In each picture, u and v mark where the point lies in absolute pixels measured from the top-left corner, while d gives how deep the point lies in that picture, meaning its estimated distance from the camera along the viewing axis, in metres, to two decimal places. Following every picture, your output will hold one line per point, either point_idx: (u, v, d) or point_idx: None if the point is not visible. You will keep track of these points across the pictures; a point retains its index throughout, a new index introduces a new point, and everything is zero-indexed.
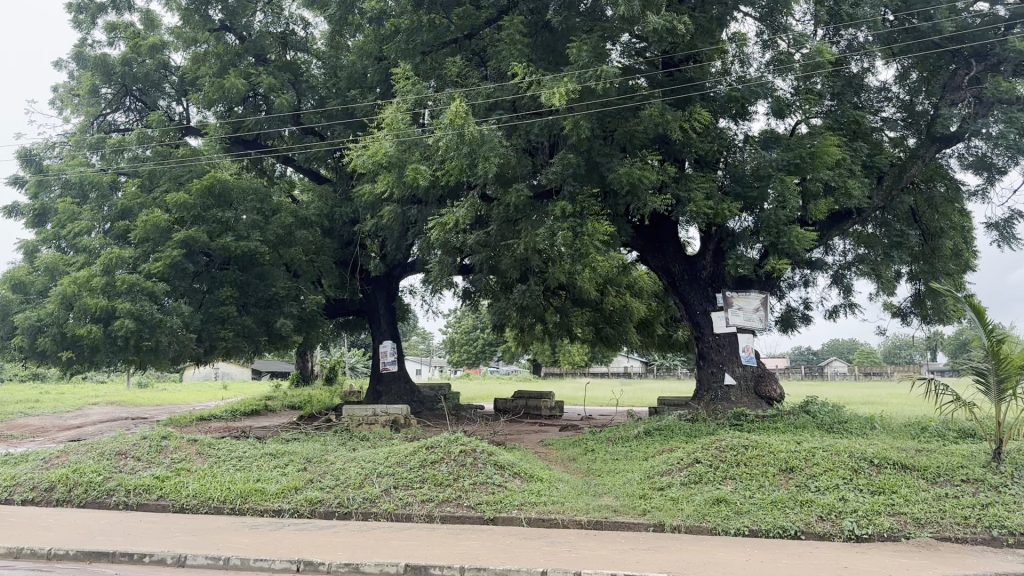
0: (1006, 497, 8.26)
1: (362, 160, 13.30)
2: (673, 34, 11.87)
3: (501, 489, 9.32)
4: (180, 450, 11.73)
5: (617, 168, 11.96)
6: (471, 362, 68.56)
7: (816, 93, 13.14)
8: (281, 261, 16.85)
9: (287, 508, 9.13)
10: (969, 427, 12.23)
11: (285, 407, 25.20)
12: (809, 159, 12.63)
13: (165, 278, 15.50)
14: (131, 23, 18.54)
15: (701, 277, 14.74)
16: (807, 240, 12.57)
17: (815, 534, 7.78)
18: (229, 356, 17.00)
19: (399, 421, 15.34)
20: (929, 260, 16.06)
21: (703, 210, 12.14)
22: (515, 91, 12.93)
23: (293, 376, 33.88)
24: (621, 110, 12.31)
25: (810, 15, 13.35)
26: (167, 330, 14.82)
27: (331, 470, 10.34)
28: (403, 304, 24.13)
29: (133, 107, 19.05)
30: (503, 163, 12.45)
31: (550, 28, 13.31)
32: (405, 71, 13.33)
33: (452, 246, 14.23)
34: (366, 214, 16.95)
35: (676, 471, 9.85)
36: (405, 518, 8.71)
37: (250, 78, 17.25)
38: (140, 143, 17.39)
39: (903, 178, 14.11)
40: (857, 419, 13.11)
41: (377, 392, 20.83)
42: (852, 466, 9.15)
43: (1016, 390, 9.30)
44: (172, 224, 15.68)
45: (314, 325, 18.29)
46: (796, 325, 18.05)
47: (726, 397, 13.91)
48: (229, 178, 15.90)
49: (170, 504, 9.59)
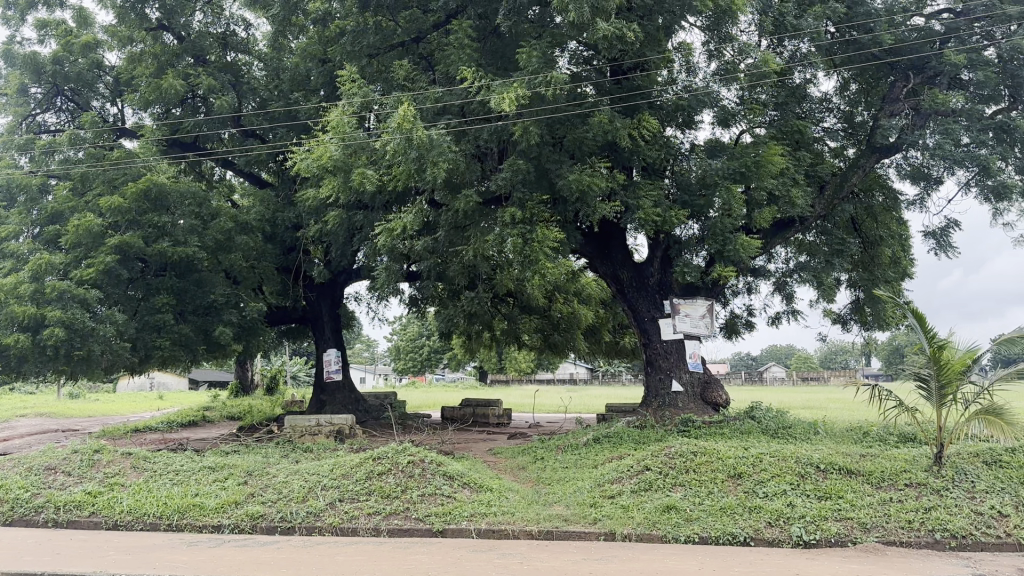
0: (948, 500, 8.43)
1: (307, 164, 12.99)
2: (621, 41, 11.87)
3: (449, 500, 9.14)
4: (114, 463, 11.25)
5: (566, 174, 11.90)
6: (417, 370, 67.97)
7: (760, 104, 13.27)
8: (220, 267, 16.36)
9: (227, 523, 8.78)
10: (909, 432, 12.49)
11: (224, 418, 24.49)
12: (754, 168, 12.68)
13: (97, 285, 14.90)
14: (63, 20, 17.85)
15: (649, 284, 14.81)
16: (753, 248, 12.67)
17: (765, 540, 7.80)
18: (166, 365, 16.41)
19: (344, 431, 15.00)
20: (868, 267, 16.37)
21: (651, 218, 12.15)
22: (464, 96, 12.78)
23: (230, 385, 32.97)
24: (571, 116, 12.38)
25: (755, 25, 13.43)
26: (100, 339, 14.24)
27: (273, 483, 10.02)
28: (348, 312, 23.69)
29: (64, 107, 18.34)
30: (452, 169, 12.29)
31: (499, 33, 13.29)
32: (352, 74, 13.08)
33: (398, 253, 14.00)
34: (309, 219, 16.58)
35: (626, 478, 9.80)
36: (351, 532, 8.46)
37: (189, 78, 16.75)
38: (72, 145, 16.72)
39: (843, 187, 14.37)
40: (801, 424, 13.27)
41: (321, 402, 20.30)
42: (799, 471, 9.23)
43: (956, 395, 9.51)
44: (106, 229, 15.10)
45: (255, 333, 17.80)
46: (740, 331, 18.25)
47: (673, 403, 13.94)
48: (166, 181, 15.39)
49: (102, 521, 9.15)
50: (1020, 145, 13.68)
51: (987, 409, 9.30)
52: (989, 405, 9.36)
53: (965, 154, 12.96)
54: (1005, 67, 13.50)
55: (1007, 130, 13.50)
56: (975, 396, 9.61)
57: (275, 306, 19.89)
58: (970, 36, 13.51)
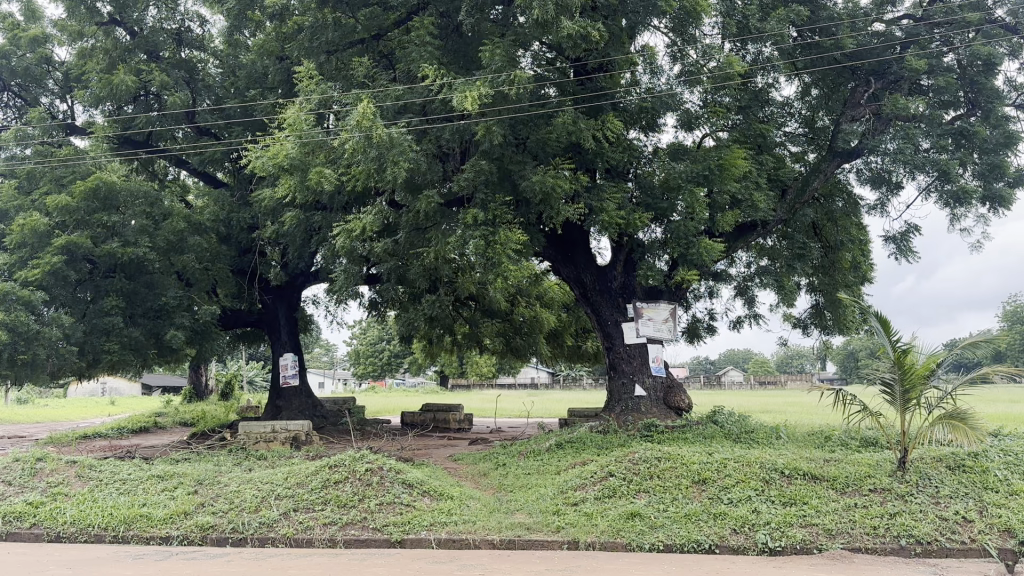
0: (913, 506, 8.38)
1: (263, 162, 12.64)
2: (586, 40, 11.77)
3: (408, 509, 8.86)
4: (58, 472, 10.75)
5: (530, 176, 11.75)
6: (376, 374, 67.26)
7: (723, 107, 13.22)
8: (172, 269, 15.86)
9: (176, 534, 8.40)
10: (871, 437, 12.54)
11: (177, 424, 23.84)
12: (717, 171, 12.63)
13: (42, 286, 14.33)
14: (11, 13, 17.19)
15: (612, 288, 14.69)
16: (716, 252, 12.66)
17: (729, 548, 7.67)
18: (115, 370, 15.84)
19: (300, 437, 14.64)
20: (828, 272, 16.46)
21: (614, 220, 12.02)
22: (426, 94, 12.53)
23: (183, 391, 32.28)
24: (534, 117, 12.19)
25: (719, 27, 13.40)
26: (45, 342, 13.72)
27: (224, 492, 9.63)
28: (306, 315, 23.23)
29: (11, 103, 17.68)
30: (412, 169, 12.02)
31: (461, 32, 13.08)
32: (310, 70, 12.77)
33: (358, 255, 13.69)
34: (266, 219, 16.16)
35: (590, 485, 9.60)
36: (305, 543, 8.14)
37: (141, 75, 16.13)
38: (19, 142, 16.12)
39: (805, 192, 14.35)
40: (764, 429, 13.23)
41: (277, 408, 19.81)
42: (763, 477, 9.12)
43: (919, 399, 9.51)
44: (52, 228, 14.63)
45: (209, 336, 17.31)
46: (702, 336, 18.18)
47: (636, 407, 13.81)
48: (116, 179, 14.85)
49: (44, 533, 8.68)
50: (978, 150, 13.92)
51: (950, 414, 9.30)
52: (953, 410, 9.34)
53: (925, 159, 13.18)
54: (964, 73, 13.73)
55: (966, 136, 13.71)
56: (939, 401, 9.61)
57: (229, 309, 19.38)
58: (930, 42, 13.71)
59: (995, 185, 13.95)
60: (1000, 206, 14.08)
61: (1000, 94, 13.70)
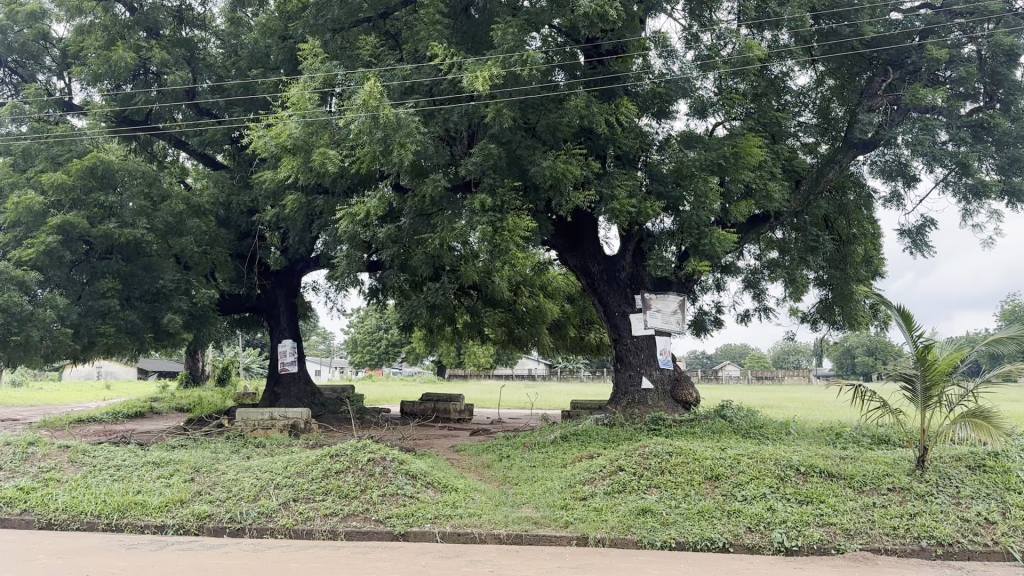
0: (933, 506, 8.12)
1: (265, 142, 12.29)
2: (602, 21, 11.41)
3: (412, 501, 8.57)
4: (49, 457, 10.45)
5: (540, 161, 11.42)
6: (374, 363, 67.10)
7: (738, 93, 12.70)
8: (170, 251, 15.51)
9: (171, 523, 8.11)
10: (885, 435, 12.28)
11: (172, 410, 23.54)
12: (732, 159, 12.33)
13: (37, 266, 14.02)
14: None
15: (621, 278, 14.32)
16: (729, 242, 12.36)
17: (744, 547, 7.40)
18: (111, 354, 15.54)
19: (299, 426, 14.32)
20: (840, 265, 16.14)
21: (625, 208, 11.71)
22: (433, 75, 12.20)
23: (179, 375, 31.87)
24: (544, 101, 11.89)
25: (735, 12, 13.10)
26: (39, 323, 13.31)
27: (222, 480, 9.34)
28: (305, 302, 22.85)
29: (8, 80, 17.26)
30: (419, 152, 11.70)
31: (471, 12, 12.74)
32: (314, 47, 12.42)
33: (361, 240, 13.39)
34: (267, 201, 15.82)
35: (599, 479, 9.33)
36: (305, 535, 7.85)
37: (141, 52, 15.76)
38: (14, 118, 15.76)
39: (820, 182, 14.06)
40: (773, 424, 12.94)
41: (275, 394, 19.48)
42: (778, 474, 8.86)
43: (940, 397, 9.21)
44: (48, 207, 14.31)
45: (205, 321, 16.97)
46: (708, 328, 17.88)
47: (643, 401, 13.52)
48: (114, 158, 14.51)
49: (34, 520, 8.38)
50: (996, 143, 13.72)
51: (972, 412, 9.07)
52: (975, 409, 9.14)
53: (944, 151, 12.90)
54: (985, 65, 13.40)
55: (985, 129, 13.49)
56: (959, 399, 9.35)
57: (228, 294, 19.12)
58: (949, 31, 13.38)
59: (1013, 179, 13.75)
60: (1018, 200, 13.89)
61: (1021, 85, 13.36)
